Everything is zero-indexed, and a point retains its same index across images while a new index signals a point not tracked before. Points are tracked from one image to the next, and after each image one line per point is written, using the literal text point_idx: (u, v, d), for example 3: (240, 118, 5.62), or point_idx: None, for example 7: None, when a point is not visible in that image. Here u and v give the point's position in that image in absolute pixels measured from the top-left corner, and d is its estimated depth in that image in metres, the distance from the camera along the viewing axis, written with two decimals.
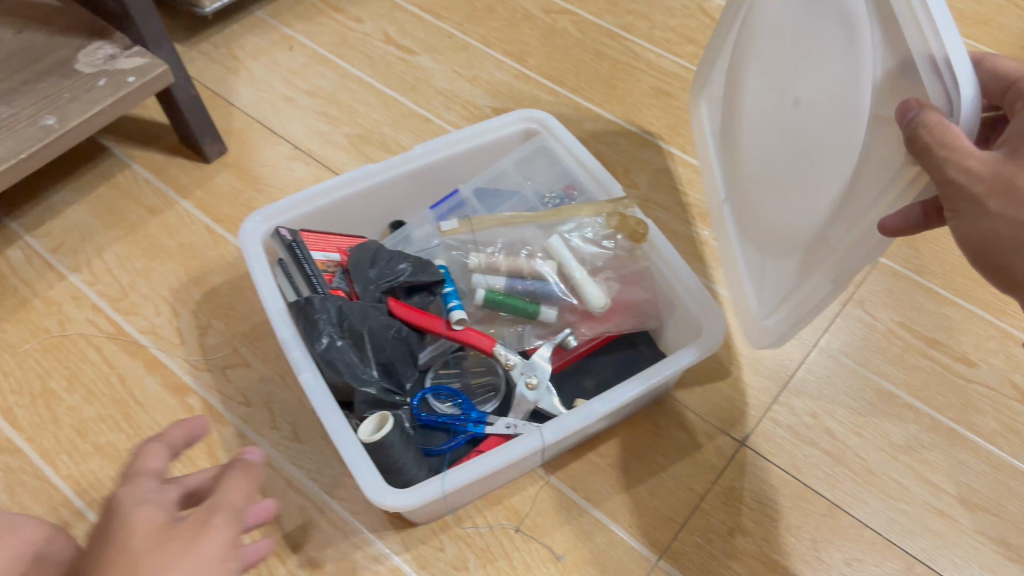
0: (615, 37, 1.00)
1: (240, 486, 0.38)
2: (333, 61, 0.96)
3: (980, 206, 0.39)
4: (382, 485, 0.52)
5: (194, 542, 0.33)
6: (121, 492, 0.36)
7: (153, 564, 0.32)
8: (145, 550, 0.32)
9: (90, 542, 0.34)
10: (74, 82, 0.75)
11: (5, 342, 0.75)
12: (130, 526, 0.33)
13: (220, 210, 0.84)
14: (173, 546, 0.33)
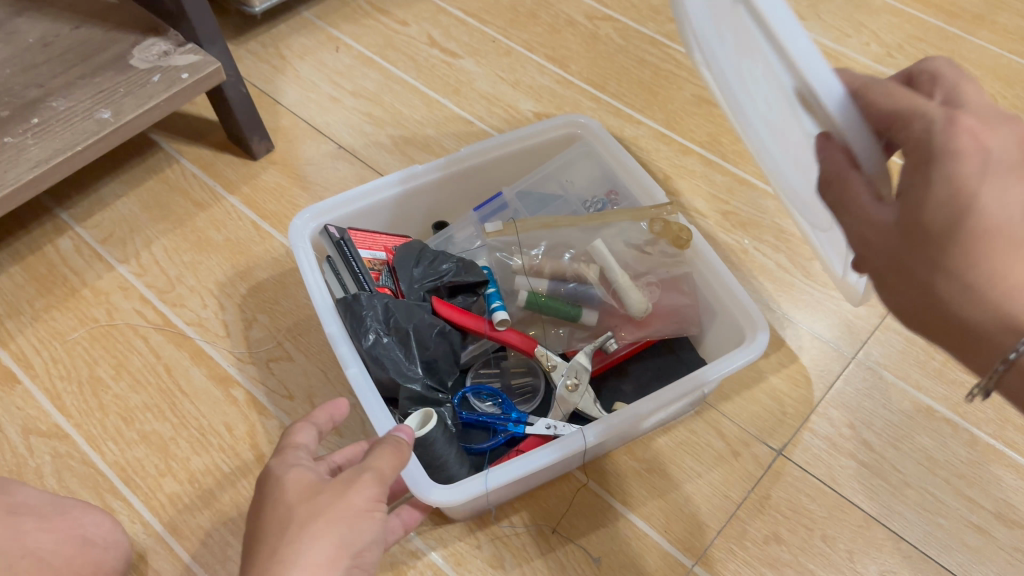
0: (657, 45, 1.00)
1: (386, 459, 0.46)
2: (378, 63, 0.97)
3: (895, 276, 0.33)
4: (425, 480, 0.53)
5: (340, 496, 0.42)
6: (279, 459, 0.46)
7: (308, 510, 0.41)
8: (301, 500, 0.42)
9: (259, 494, 0.44)
10: (129, 77, 0.77)
11: (55, 329, 0.76)
12: (290, 483, 0.43)
13: (265, 206, 0.85)
14: (323, 497, 0.42)
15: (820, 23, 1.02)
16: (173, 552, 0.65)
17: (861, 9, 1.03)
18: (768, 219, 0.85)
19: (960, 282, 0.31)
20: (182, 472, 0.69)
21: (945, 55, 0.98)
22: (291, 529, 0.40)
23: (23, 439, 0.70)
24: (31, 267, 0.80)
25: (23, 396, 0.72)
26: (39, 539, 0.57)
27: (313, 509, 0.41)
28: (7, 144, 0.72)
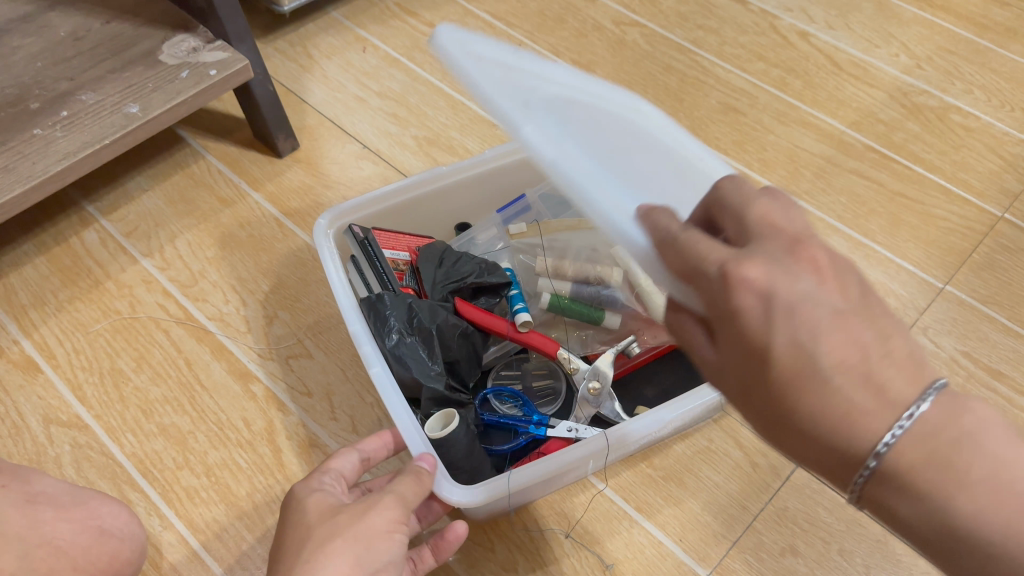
0: (684, 51, 1.00)
1: (408, 484, 0.48)
2: (404, 64, 0.98)
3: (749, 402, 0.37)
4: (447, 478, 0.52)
5: (360, 516, 0.45)
6: (304, 484, 0.49)
7: (325, 528, 0.44)
8: (320, 520, 0.45)
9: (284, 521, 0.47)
10: (158, 72, 0.78)
11: (78, 320, 0.77)
12: (311, 506, 0.46)
13: (289, 204, 0.85)
14: (343, 517, 0.45)
15: (849, 34, 1.01)
16: (188, 545, 0.65)
17: (891, 20, 1.03)
18: None
19: (775, 406, 0.34)
20: (199, 465, 0.69)
21: (975, 67, 0.97)
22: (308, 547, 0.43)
23: (43, 429, 0.70)
24: (56, 259, 0.81)
25: (44, 385, 0.73)
26: (57, 528, 0.58)
27: (331, 528, 0.44)
28: (36, 137, 0.72)
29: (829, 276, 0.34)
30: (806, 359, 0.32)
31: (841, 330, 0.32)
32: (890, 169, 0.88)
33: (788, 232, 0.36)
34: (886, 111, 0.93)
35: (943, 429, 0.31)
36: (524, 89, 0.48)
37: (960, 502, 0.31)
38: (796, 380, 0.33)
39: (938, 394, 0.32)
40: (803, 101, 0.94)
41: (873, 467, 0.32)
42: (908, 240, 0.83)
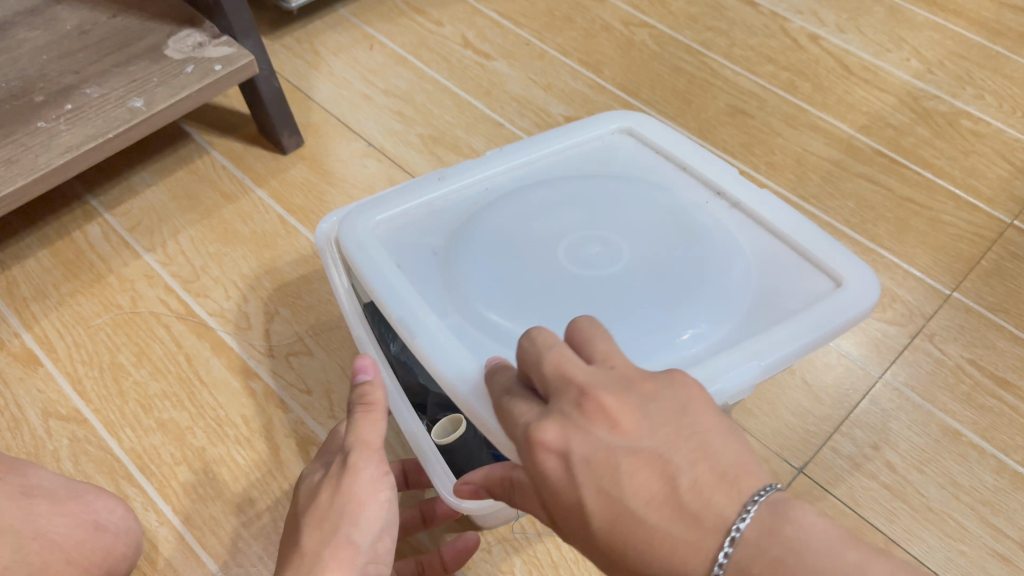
0: (692, 53, 0.99)
1: (369, 425, 0.48)
2: (411, 62, 0.97)
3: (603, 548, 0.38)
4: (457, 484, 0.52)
5: (339, 491, 0.46)
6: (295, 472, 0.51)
7: (312, 517, 0.46)
8: (307, 508, 0.47)
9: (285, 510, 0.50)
10: (163, 67, 0.77)
11: (79, 314, 0.77)
12: (301, 496, 0.49)
13: (293, 201, 0.85)
14: (325, 498, 0.46)
15: (860, 38, 1.00)
16: (184, 541, 0.65)
17: (902, 24, 1.02)
18: None
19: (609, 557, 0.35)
20: (197, 462, 0.69)
21: (988, 73, 0.96)
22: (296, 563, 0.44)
23: (42, 422, 0.70)
24: (59, 252, 0.81)
25: (44, 379, 0.73)
26: (51, 521, 0.58)
27: (317, 514, 0.46)
28: (40, 129, 0.72)
29: (622, 417, 0.35)
30: (615, 507, 0.34)
31: (636, 469, 0.34)
32: (899, 174, 0.87)
33: (580, 377, 0.36)
34: (896, 116, 0.92)
35: (765, 550, 0.32)
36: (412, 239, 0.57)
37: None
38: (615, 528, 0.34)
39: (758, 509, 0.33)
40: (812, 105, 0.94)
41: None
42: (916, 246, 0.82)
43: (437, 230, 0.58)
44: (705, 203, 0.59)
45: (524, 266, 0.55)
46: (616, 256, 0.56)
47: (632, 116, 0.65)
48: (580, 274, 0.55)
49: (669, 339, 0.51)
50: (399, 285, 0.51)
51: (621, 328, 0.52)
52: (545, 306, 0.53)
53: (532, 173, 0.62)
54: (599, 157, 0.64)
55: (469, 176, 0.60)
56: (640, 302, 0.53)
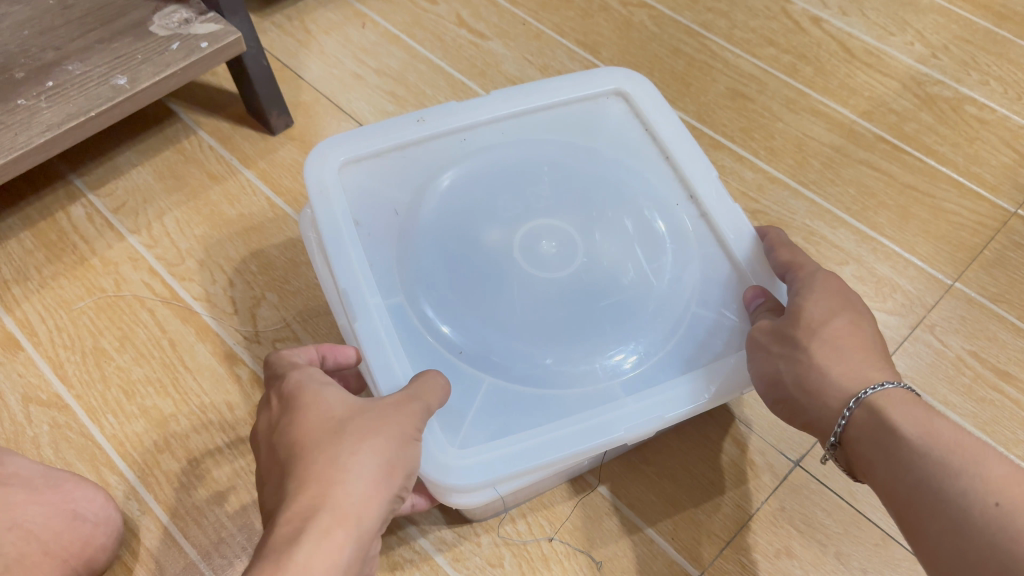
0: (692, 34, 0.97)
1: (438, 393, 0.47)
2: (403, 41, 0.95)
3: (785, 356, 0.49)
4: (437, 456, 0.47)
5: (386, 417, 0.43)
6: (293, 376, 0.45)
7: (358, 426, 0.42)
8: (349, 417, 0.42)
9: (281, 416, 0.43)
10: (147, 43, 0.75)
11: (61, 297, 0.75)
12: (329, 402, 0.43)
13: (281, 183, 0.83)
14: (371, 415, 0.43)
15: (864, 21, 0.97)
16: (166, 531, 0.64)
17: (907, 6, 0.99)
18: (798, 220, 0.81)
19: (825, 361, 0.47)
20: (180, 449, 0.67)
21: (993, 58, 0.93)
22: (326, 452, 0.40)
23: (22, 408, 0.69)
24: (41, 233, 0.79)
25: (24, 363, 0.71)
26: (27, 511, 0.57)
27: (365, 424, 0.42)
28: (20, 107, 0.70)
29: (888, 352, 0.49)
30: (853, 330, 0.48)
31: (876, 334, 0.49)
32: (900, 160, 0.85)
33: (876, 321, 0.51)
34: (899, 102, 0.90)
35: (928, 409, 0.44)
36: (378, 198, 0.58)
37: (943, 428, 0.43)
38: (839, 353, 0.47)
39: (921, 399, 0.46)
40: (813, 88, 0.92)
41: (855, 407, 0.46)
42: (917, 234, 0.80)
43: (405, 185, 0.59)
44: (676, 204, 0.60)
45: (482, 248, 0.58)
46: (565, 258, 0.58)
47: (632, 79, 0.64)
48: (532, 273, 0.57)
49: (596, 359, 0.54)
50: (352, 259, 0.53)
51: (556, 342, 0.55)
52: (490, 298, 0.56)
53: (514, 127, 0.62)
54: (585, 119, 0.64)
55: (448, 122, 0.60)
56: (581, 314, 0.56)
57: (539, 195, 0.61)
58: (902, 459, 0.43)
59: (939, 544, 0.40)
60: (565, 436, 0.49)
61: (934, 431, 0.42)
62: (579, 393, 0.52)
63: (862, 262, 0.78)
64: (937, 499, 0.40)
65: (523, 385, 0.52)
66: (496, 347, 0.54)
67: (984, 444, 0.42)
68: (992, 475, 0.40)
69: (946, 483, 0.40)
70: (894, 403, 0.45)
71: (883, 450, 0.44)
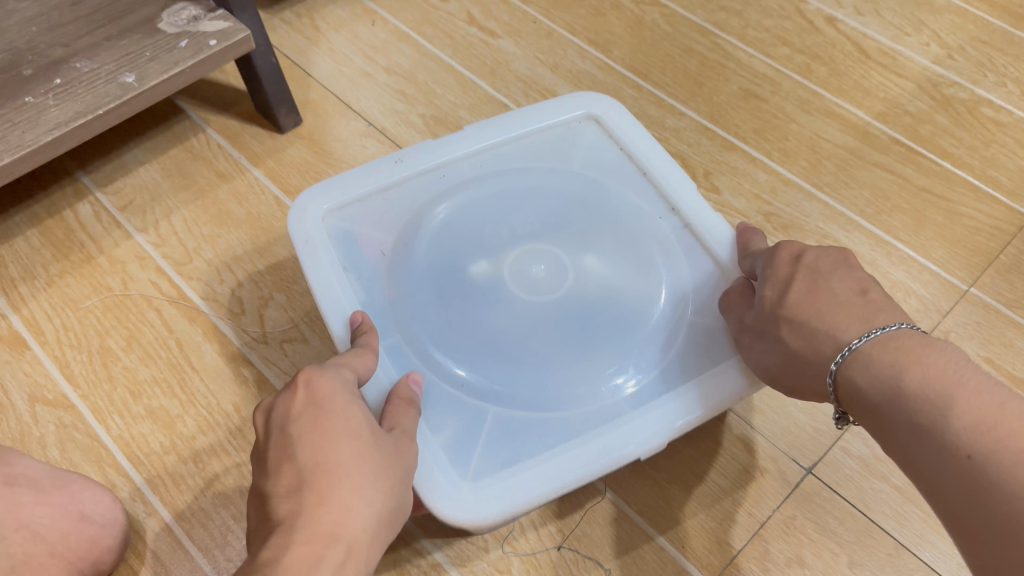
0: (705, 33, 0.96)
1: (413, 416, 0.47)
2: (413, 38, 0.94)
3: (766, 350, 0.50)
4: (446, 490, 0.48)
5: (396, 456, 0.43)
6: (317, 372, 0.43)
7: (378, 460, 0.41)
8: (372, 445, 0.41)
9: (299, 414, 0.41)
10: (156, 40, 0.74)
11: (68, 296, 0.74)
12: (355, 418, 0.42)
13: (290, 182, 0.82)
14: (385, 449, 0.42)
15: (879, 21, 0.96)
16: (172, 533, 0.64)
17: (923, 6, 0.97)
18: (812, 223, 0.80)
19: (790, 342, 0.48)
20: (186, 451, 0.67)
21: (1010, 59, 0.92)
22: (350, 478, 0.39)
23: (28, 407, 0.68)
24: (48, 231, 0.78)
25: (31, 362, 0.71)
26: (35, 512, 0.57)
27: (383, 460, 0.41)
28: (28, 104, 0.70)
29: (861, 299, 0.47)
30: (814, 294, 0.48)
31: (847, 283, 0.48)
32: (916, 163, 0.84)
33: (850, 271, 0.49)
34: (915, 103, 0.89)
35: (896, 346, 0.42)
36: (363, 237, 0.58)
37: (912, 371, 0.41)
38: (800, 326, 0.48)
39: (895, 330, 0.44)
40: (828, 90, 0.91)
41: (835, 381, 0.45)
42: (932, 238, 0.79)
43: (389, 222, 0.59)
44: (660, 218, 0.60)
45: (475, 277, 0.57)
46: (558, 279, 0.57)
47: (600, 102, 0.65)
48: (528, 296, 0.57)
49: (595, 383, 0.54)
50: (342, 305, 0.54)
51: (552, 365, 0.54)
52: (486, 324, 0.56)
53: (492, 156, 0.62)
54: (561, 142, 0.64)
55: (425, 159, 0.61)
56: (577, 335, 0.55)
57: (526, 219, 0.60)
58: (888, 424, 0.42)
59: (941, 491, 0.38)
60: (573, 459, 0.49)
61: (900, 384, 0.41)
62: (583, 413, 0.52)
63: (877, 267, 0.77)
64: (925, 461, 0.39)
65: (525, 411, 0.52)
66: (491, 373, 0.54)
67: (956, 380, 0.39)
68: (961, 422, 0.38)
69: (926, 443, 0.39)
70: (863, 366, 0.43)
71: (870, 415, 0.43)
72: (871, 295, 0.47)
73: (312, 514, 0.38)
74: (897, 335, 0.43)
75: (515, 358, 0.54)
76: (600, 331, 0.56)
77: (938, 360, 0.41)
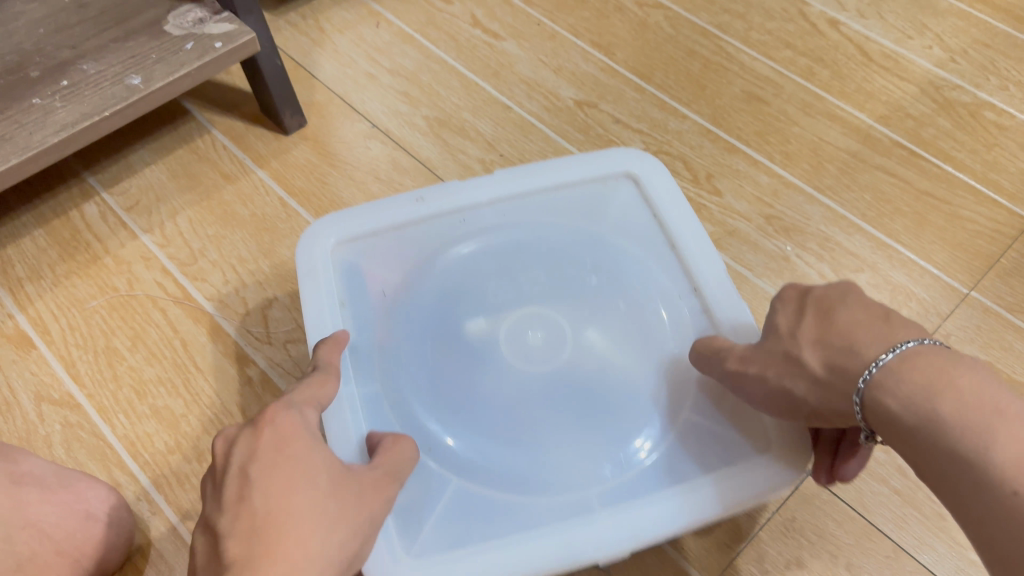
0: (708, 36, 0.96)
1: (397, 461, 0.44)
2: (418, 40, 0.95)
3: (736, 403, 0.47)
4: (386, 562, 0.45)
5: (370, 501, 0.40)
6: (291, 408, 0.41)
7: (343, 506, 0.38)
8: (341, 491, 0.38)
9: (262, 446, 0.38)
10: (162, 42, 0.75)
11: (74, 296, 0.75)
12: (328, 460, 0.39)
13: (294, 183, 0.83)
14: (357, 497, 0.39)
15: (882, 23, 0.96)
16: (176, 532, 0.64)
17: (926, 9, 0.97)
18: (814, 226, 0.81)
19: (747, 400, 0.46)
20: (191, 450, 0.68)
21: (1012, 62, 0.92)
22: (314, 518, 0.36)
23: (35, 407, 0.69)
24: (55, 231, 0.79)
25: (37, 361, 0.71)
26: (42, 510, 0.57)
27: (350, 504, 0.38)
28: (35, 106, 0.70)
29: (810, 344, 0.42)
30: (830, 321, 0.42)
31: (866, 305, 0.41)
32: (917, 166, 0.85)
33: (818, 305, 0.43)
34: (917, 106, 0.89)
35: (929, 364, 0.36)
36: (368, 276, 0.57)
37: (945, 398, 0.35)
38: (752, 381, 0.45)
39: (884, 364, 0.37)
40: (830, 92, 0.91)
41: (860, 402, 0.38)
42: (933, 242, 0.79)
43: (397, 264, 0.58)
44: (681, 297, 0.57)
45: (469, 336, 0.57)
46: (554, 351, 0.56)
47: (643, 163, 0.61)
48: (522, 367, 0.56)
49: (581, 471, 0.51)
50: (327, 338, 0.52)
51: (539, 444, 0.53)
52: (475, 391, 0.55)
53: (515, 206, 0.60)
54: (591, 200, 0.61)
55: (447, 202, 0.59)
56: (568, 416, 0.54)
57: (534, 281, 0.59)
58: (920, 452, 0.35)
59: (988, 538, 0.33)
60: (529, 549, 0.45)
61: (933, 409, 0.35)
62: (557, 500, 0.48)
63: (878, 269, 0.78)
64: (969, 500, 0.33)
65: (495, 490, 0.49)
66: (475, 446, 0.52)
67: (997, 409, 0.33)
68: (1011, 459, 0.32)
69: (970, 483, 0.33)
70: (891, 387, 0.36)
71: (901, 445, 0.36)
72: (820, 346, 0.41)
73: (254, 566, 0.33)
74: (927, 354, 0.37)
75: (500, 433, 0.53)
76: (592, 414, 0.54)
77: (972, 380, 0.34)
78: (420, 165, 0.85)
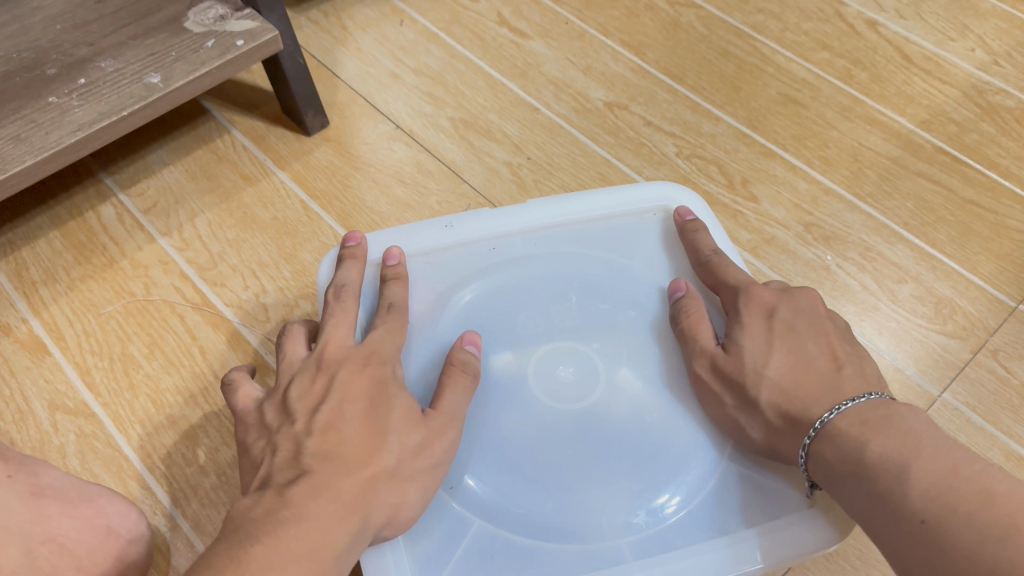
0: (743, 36, 0.93)
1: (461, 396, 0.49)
2: (442, 39, 0.92)
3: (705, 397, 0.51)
4: None
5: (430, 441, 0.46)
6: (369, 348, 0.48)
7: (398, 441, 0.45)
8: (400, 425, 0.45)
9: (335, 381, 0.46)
10: (182, 40, 0.73)
11: (90, 301, 0.73)
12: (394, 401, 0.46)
13: (316, 185, 0.81)
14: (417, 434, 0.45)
15: (921, 24, 0.93)
16: (193, 549, 0.62)
17: (967, 10, 0.94)
18: (854, 234, 0.78)
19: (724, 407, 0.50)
20: (210, 463, 0.66)
21: None
22: (373, 445, 0.44)
23: (48, 415, 0.67)
24: (70, 233, 0.77)
25: (52, 368, 0.69)
26: (61, 524, 0.55)
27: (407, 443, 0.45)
28: (51, 105, 0.68)
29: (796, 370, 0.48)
30: (793, 359, 0.48)
31: (822, 345, 0.49)
32: (961, 173, 0.82)
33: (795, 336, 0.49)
34: (960, 111, 0.86)
35: (868, 418, 0.43)
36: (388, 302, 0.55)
37: (874, 441, 0.41)
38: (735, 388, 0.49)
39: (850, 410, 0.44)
40: (869, 96, 0.88)
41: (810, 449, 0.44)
42: (978, 252, 0.76)
43: (420, 291, 0.55)
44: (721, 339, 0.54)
45: (494, 370, 0.54)
46: (584, 387, 0.54)
47: (678, 198, 0.59)
48: (548, 403, 0.53)
49: (608, 516, 0.49)
50: None
51: (566, 483, 0.50)
52: (498, 427, 0.52)
53: (549, 235, 0.58)
54: (629, 233, 0.59)
55: (478, 228, 0.56)
56: (600, 457, 0.51)
57: (565, 313, 0.56)
58: (852, 499, 0.41)
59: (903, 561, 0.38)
60: None
61: (863, 457, 0.41)
62: (580, 548, 0.48)
63: (922, 281, 0.75)
64: (886, 529, 0.39)
65: (518, 534, 0.48)
66: (497, 487, 0.50)
67: (913, 448, 0.39)
68: (919, 486, 0.38)
69: (886, 511, 0.39)
70: (832, 441, 0.43)
71: (838, 489, 0.42)
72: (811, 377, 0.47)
73: (339, 462, 0.42)
74: (868, 410, 0.43)
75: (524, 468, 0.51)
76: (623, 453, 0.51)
77: (895, 432, 0.41)
78: (445, 167, 0.83)
